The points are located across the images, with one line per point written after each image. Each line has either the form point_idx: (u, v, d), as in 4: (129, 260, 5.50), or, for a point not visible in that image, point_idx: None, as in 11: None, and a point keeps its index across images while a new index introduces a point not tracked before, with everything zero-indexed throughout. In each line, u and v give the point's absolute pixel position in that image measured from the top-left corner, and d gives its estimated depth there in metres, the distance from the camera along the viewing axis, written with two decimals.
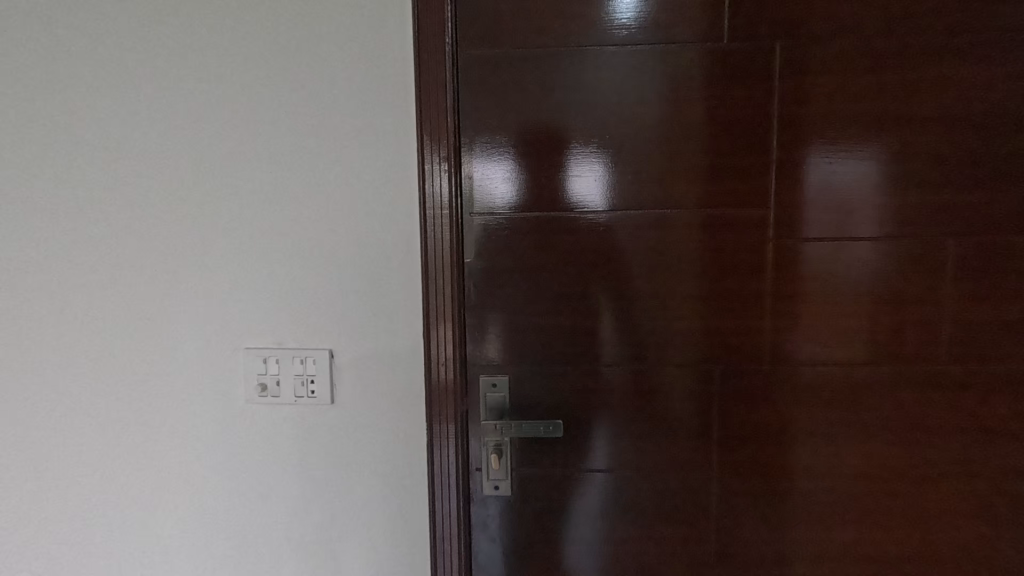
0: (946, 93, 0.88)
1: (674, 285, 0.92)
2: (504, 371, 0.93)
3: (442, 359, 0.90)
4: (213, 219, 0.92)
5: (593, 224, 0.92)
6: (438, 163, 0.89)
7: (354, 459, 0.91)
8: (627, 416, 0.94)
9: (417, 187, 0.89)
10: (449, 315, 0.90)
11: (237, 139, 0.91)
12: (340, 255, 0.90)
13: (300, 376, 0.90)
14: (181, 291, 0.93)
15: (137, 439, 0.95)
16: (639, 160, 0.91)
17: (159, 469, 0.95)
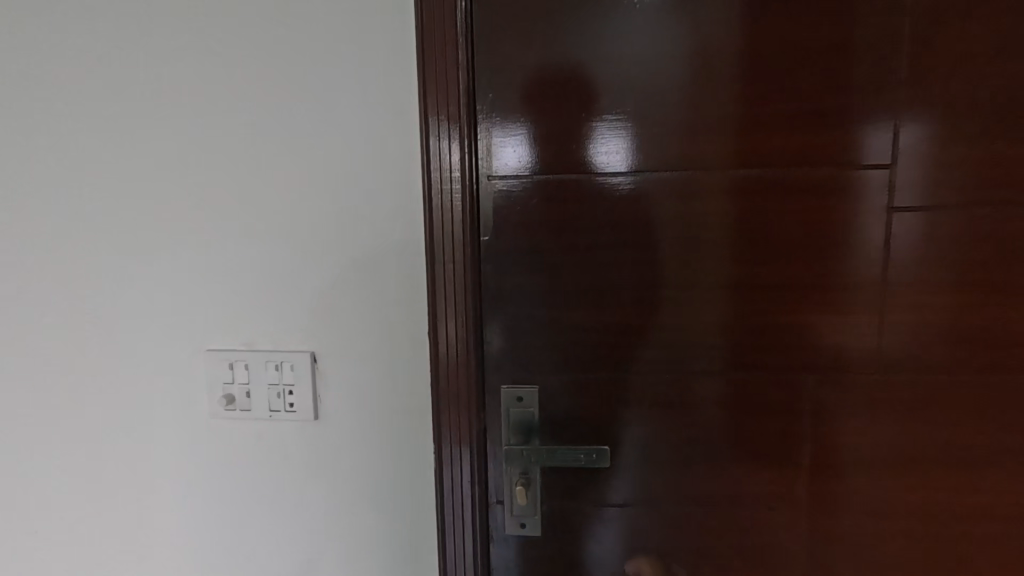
0: None
1: (751, 275, 0.71)
2: (531, 383, 0.74)
3: (454, 371, 0.71)
4: (162, 191, 0.71)
5: (646, 193, 0.71)
6: (447, 110, 0.68)
7: (347, 491, 0.74)
8: (685, 437, 0.74)
9: (420, 141, 0.69)
10: (462, 315, 0.70)
11: (188, 88, 0.70)
12: (323, 236, 0.70)
13: (276, 386, 0.71)
14: (124, 284, 0.73)
15: (78, 472, 0.76)
16: (707, 114, 0.70)
17: (106, 496, 0.77)
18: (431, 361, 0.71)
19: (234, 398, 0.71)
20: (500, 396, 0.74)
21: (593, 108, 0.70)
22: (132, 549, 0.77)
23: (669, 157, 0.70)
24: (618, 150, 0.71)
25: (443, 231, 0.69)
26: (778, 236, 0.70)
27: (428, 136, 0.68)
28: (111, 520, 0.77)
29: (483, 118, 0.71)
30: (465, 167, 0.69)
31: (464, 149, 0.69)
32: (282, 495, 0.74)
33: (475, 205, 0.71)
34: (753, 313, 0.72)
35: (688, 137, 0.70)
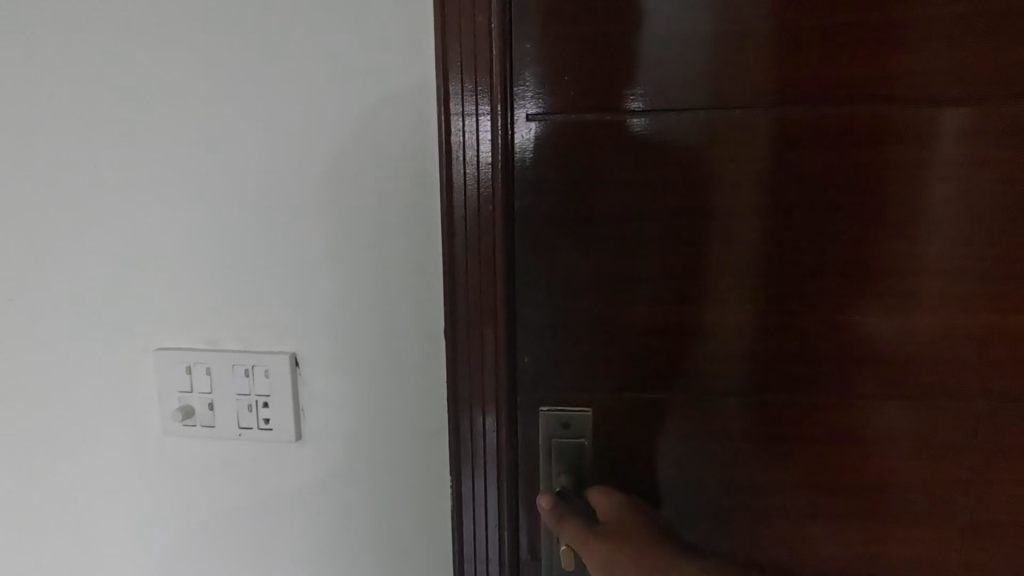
0: None
1: (876, 271, 0.54)
2: (579, 406, 0.57)
3: (481, 392, 0.54)
4: (97, 144, 0.54)
5: (738, 154, 0.53)
6: (472, 26, 0.50)
7: (335, 536, 0.57)
8: (769, 475, 0.58)
9: (434, 67, 0.50)
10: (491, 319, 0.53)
11: (127, 8, 0.52)
12: (306, 205, 0.53)
13: (245, 396, 0.55)
14: (53, 266, 0.56)
15: (4, 502, 0.61)
16: (824, 38, 0.51)
17: (36, 530, 0.61)
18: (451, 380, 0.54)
19: (193, 411, 0.55)
20: (539, 424, 0.58)
21: (672, 40, 0.52)
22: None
23: (774, 111, 0.52)
24: (701, 92, 0.52)
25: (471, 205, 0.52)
26: (916, 223, 0.53)
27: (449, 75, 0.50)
28: (46, 564, 0.61)
29: (524, 50, 0.52)
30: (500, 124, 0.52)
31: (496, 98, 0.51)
32: (253, 538, 0.58)
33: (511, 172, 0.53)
34: (876, 320, 0.55)
35: (802, 74, 0.52)
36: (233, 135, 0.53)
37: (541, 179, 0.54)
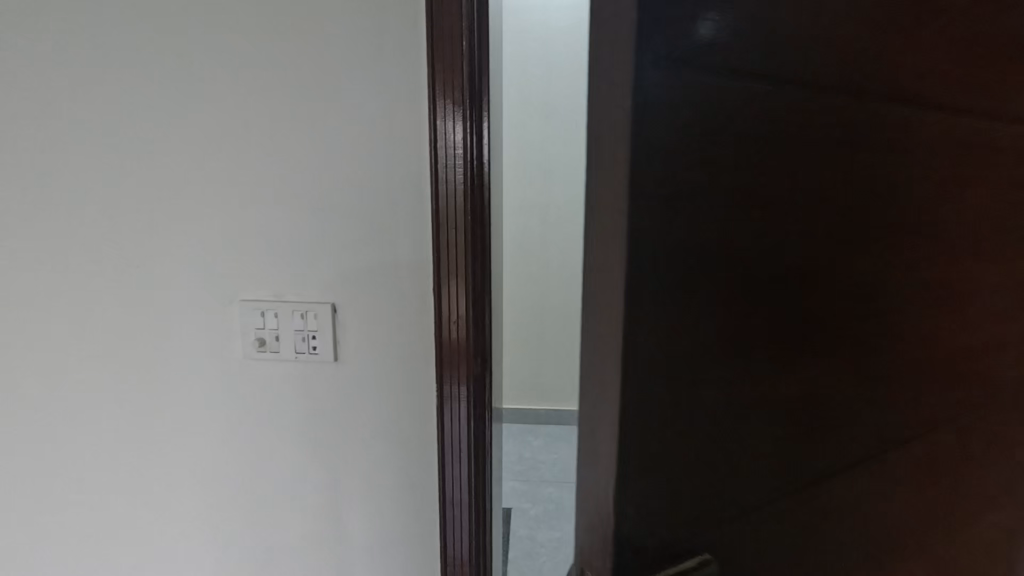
0: None
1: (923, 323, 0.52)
2: (689, 554, 0.45)
3: (456, 338, 0.80)
4: (200, 160, 0.81)
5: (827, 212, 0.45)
6: (448, 71, 0.74)
7: (360, 426, 0.85)
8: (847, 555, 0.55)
9: (427, 103, 0.75)
10: (464, 310, 0.79)
11: (223, 70, 0.78)
12: (342, 204, 0.79)
13: (301, 331, 0.82)
14: (168, 242, 0.83)
15: (131, 408, 0.88)
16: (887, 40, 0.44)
17: (156, 429, 0.89)
18: (435, 330, 0.80)
19: (265, 340, 0.83)
20: None
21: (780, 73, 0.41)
22: (179, 472, 0.90)
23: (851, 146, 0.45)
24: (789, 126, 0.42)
25: (450, 223, 0.77)
26: (948, 246, 0.52)
27: (437, 117, 0.75)
28: (158, 447, 0.89)
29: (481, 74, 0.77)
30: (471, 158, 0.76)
31: (468, 136, 0.76)
32: (303, 427, 0.86)
33: (478, 213, 0.78)
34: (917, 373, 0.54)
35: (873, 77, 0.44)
36: (295, 159, 0.79)
37: (658, 287, 0.39)
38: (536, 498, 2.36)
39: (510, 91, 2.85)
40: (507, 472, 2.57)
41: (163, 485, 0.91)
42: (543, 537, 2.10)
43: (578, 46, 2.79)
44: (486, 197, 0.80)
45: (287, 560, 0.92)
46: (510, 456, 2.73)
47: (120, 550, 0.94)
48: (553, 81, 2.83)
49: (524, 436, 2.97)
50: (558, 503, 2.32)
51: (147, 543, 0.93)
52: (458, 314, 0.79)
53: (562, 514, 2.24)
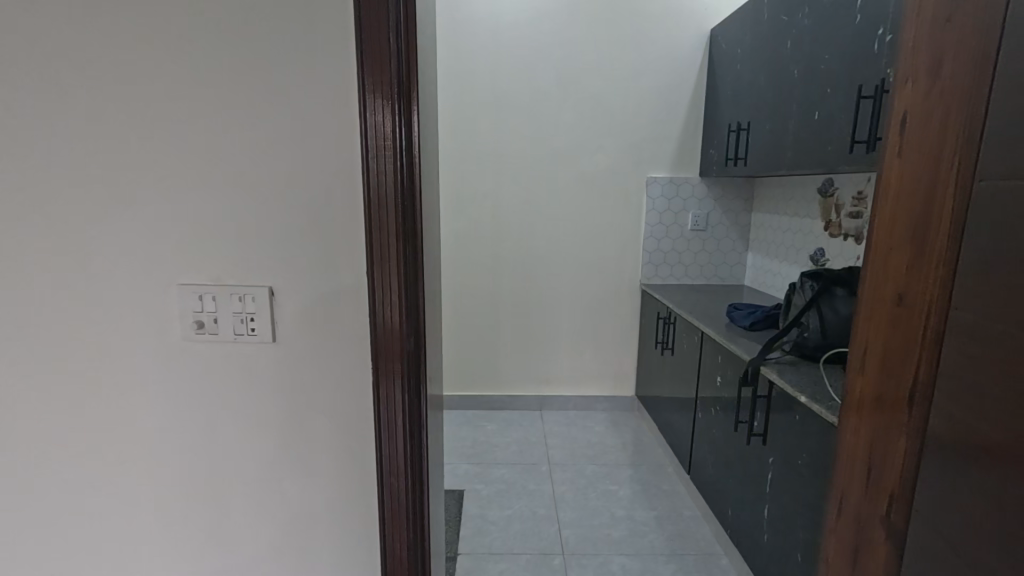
0: (946, 55, 0.91)
1: None
2: None
3: (388, 321, 0.85)
4: (138, 147, 0.82)
5: None
6: (375, 71, 0.78)
7: (299, 403, 0.90)
8: None
9: (358, 101, 0.80)
10: (397, 294, 0.84)
11: (159, 59, 0.80)
12: (280, 194, 0.83)
13: (239, 314, 0.86)
14: (108, 228, 0.85)
15: (70, 390, 0.90)
16: None
17: (97, 410, 0.91)
18: (370, 312, 0.85)
19: (203, 323, 0.86)
20: None
21: None
22: (123, 453, 0.92)
23: None
24: None
25: (382, 211, 0.81)
26: None
27: (368, 111, 0.79)
28: (101, 429, 0.92)
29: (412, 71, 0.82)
30: (399, 149, 0.81)
31: (397, 132, 0.80)
32: (246, 405, 0.90)
33: (407, 202, 0.83)
34: None
35: None
36: (227, 150, 0.82)
37: None
38: (488, 479, 2.45)
39: (462, 82, 2.89)
40: (459, 456, 2.65)
41: (106, 465, 0.93)
42: (494, 514, 2.19)
43: (529, 40, 2.86)
44: (415, 187, 0.85)
45: (232, 534, 0.96)
46: (464, 440, 2.81)
47: (62, 530, 0.96)
48: (504, 73, 2.88)
49: (478, 421, 3.05)
50: (508, 483, 2.41)
51: (90, 523, 0.95)
52: (389, 298, 0.84)
53: (512, 492, 2.34)
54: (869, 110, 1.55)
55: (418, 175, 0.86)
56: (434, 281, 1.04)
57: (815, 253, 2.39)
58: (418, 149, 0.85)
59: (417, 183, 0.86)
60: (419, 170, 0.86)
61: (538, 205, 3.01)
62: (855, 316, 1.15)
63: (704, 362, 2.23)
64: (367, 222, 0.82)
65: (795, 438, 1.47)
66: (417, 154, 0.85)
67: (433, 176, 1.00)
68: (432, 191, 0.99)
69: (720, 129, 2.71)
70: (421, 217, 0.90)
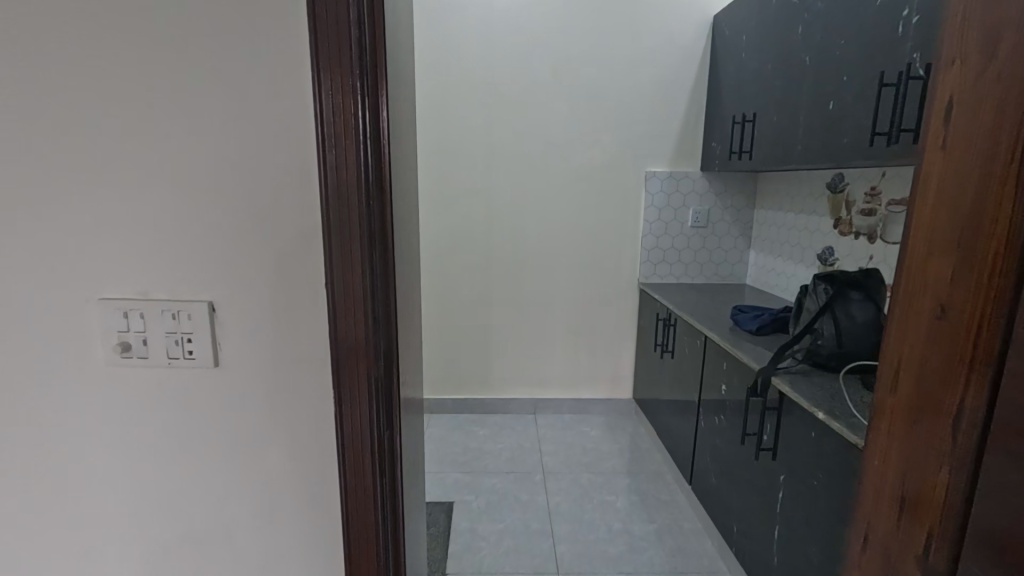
0: (1003, 30, 0.78)
1: None
2: None
3: (352, 340, 0.71)
4: (43, 133, 0.67)
5: None
6: (331, 43, 0.64)
7: (248, 436, 0.76)
8: None
9: (312, 77, 0.65)
10: (362, 308, 0.70)
11: (67, 23, 0.65)
12: (221, 191, 0.69)
13: (173, 334, 0.71)
14: (11, 231, 0.69)
15: None
16: None
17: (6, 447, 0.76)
18: (331, 329, 0.72)
19: (130, 345, 0.72)
20: None
21: None
22: (40, 498, 0.78)
23: None
24: None
25: (343, 209, 0.68)
26: None
27: (323, 89, 0.65)
28: (11, 470, 0.77)
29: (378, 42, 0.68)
30: (363, 136, 0.67)
31: (360, 115, 0.66)
32: (187, 441, 0.76)
33: (374, 199, 0.69)
34: None
35: None
36: (154, 136, 0.67)
37: None
38: (479, 489, 2.33)
39: (451, 71, 2.74)
40: (449, 464, 2.52)
41: (20, 512, 0.78)
42: (485, 530, 2.06)
43: (521, 27, 2.70)
44: (384, 180, 0.71)
45: None
46: (455, 446, 2.68)
47: None
48: (496, 61, 2.73)
49: (469, 426, 2.92)
50: (500, 494, 2.29)
51: None
52: (353, 313, 0.71)
53: (505, 504, 2.22)
54: (891, 99, 1.42)
55: (388, 167, 0.72)
56: (409, 288, 0.90)
57: (823, 252, 2.27)
58: (387, 136, 0.71)
59: (387, 177, 0.72)
60: (389, 161, 0.72)
61: (532, 200, 2.87)
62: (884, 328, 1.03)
63: (706, 368, 2.11)
64: (325, 224, 0.69)
65: (811, 456, 1.35)
66: (386, 141, 0.71)
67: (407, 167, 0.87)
68: (406, 184, 0.85)
69: (723, 121, 2.58)
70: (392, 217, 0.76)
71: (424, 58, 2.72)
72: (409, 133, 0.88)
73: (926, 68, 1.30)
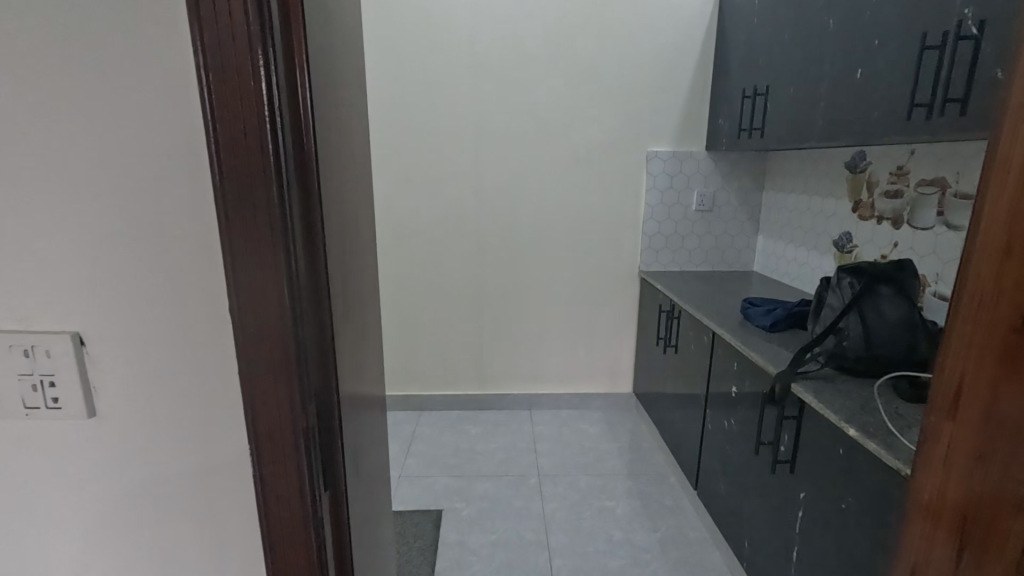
0: None
1: None
2: None
3: (269, 377, 0.53)
4: None
5: None
6: None
7: (144, 503, 0.59)
8: None
9: (188, 12, 0.46)
10: (279, 336, 0.52)
11: None
12: (77, 186, 0.50)
13: (29, 377, 0.54)
14: None
15: None
16: None
17: None
18: (239, 365, 0.53)
19: None
20: None
21: None
22: None
23: None
24: None
25: (245, 196, 0.49)
26: None
27: (205, 24, 0.45)
28: None
29: None
30: (267, 91, 0.47)
31: (262, 67, 0.46)
32: (68, 508, 0.59)
33: (289, 179, 0.50)
34: None
35: None
36: None
37: None
38: (471, 495, 2.18)
39: (437, 45, 2.51)
40: (439, 468, 2.38)
41: None
42: (476, 542, 1.92)
43: None
44: (304, 155, 0.52)
45: None
46: (445, 448, 2.53)
47: None
48: (484, 31, 2.51)
49: (461, 424, 2.77)
50: (493, 501, 2.15)
51: None
52: (268, 335, 0.52)
53: (497, 512, 2.08)
54: (934, 65, 1.23)
55: (311, 136, 0.53)
56: (356, 292, 0.72)
57: (840, 237, 2.09)
58: (306, 92, 0.51)
59: (310, 149, 0.53)
60: (312, 127, 0.53)
61: (525, 184, 2.68)
62: (944, 331, 0.84)
63: (714, 365, 1.95)
64: (221, 216, 0.49)
65: (841, 475, 1.19)
66: (305, 100, 0.51)
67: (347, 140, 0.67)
68: (346, 161, 0.66)
69: (731, 96, 2.37)
70: (322, 202, 0.57)
71: (405, 28, 2.49)
72: (349, 100, 0.69)
73: (980, 25, 1.10)
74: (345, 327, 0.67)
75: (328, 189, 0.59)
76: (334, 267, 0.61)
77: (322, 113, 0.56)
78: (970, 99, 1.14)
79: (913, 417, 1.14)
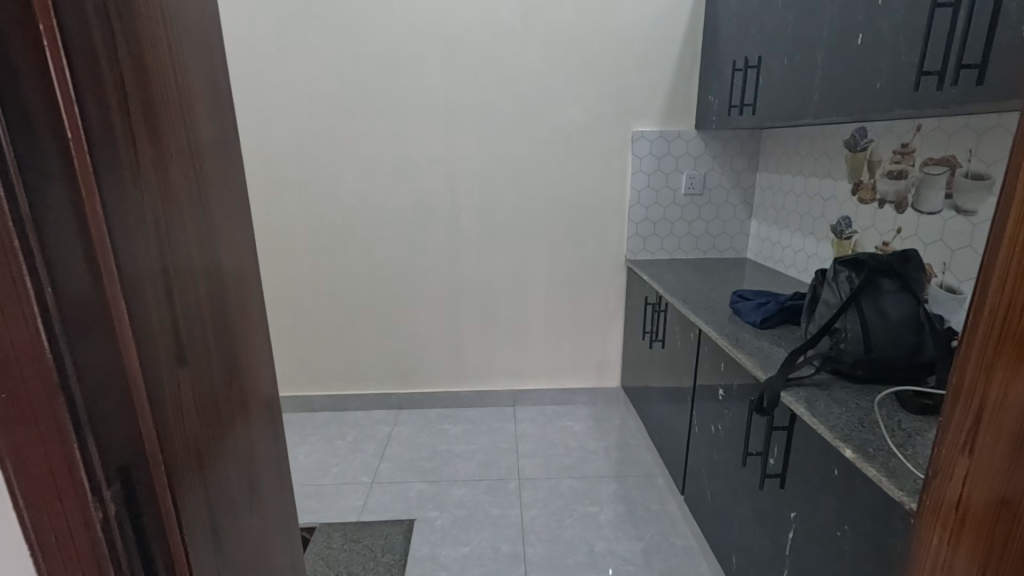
0: None
1: None
2: None
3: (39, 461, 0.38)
4: None
5: None
6: None
7: None
8: None
9: None
10: (43, 406, 0.37)
11: None
12: None
13: None
14: None
15: None
16: None
17: None
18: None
19: None
20: None
21: None
22: None
23: None
24: None
25: None
26: None
27: None
28: None
29: None
30: None
31: None
32: None
33: (30, 171, 0.35)
34: None
35: None
36: None
37: None
38: (445, 503, 2.06)
39: (405, 19, 2.31)
40: (413, 473, 2.25)
41: None
42: (448, 556, 1.80)
43: None
44: (65, 137, 0.36)
45: None
46: (422, 450, 2.41)
47: None
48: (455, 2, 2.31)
49: (440, 424, 2.65)
50: (469, 509, 2.02)
51: None
52: (24, 390, 0.37)
53: (471, 522, 1.95)
54: (946, 26, 1.06)
55: (75, 108, 0.37)
56: (208, 316, 0.56)
57: (838, 222, 1.93)
58: (59, 45, 0.36)
59: (76, 128, 0.37)
60: (78, 96, 0.37)
61: (502, 169, 2.51)
62: (961, 338, 0.63)
63: (702, 363, 1.81)
64: None
65: (837, 498, 1.05)
66: (58, 57, 0.35)
67: (175, 120, 0.51)
68: (171, 147, 0.50)
69: (721, 70, 2.19)
70: (117, 203, 0.41)
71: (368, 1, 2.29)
72: (183, 70, 0.53)
73: None
74: (188, 363, 0.51)
75: (131, 184, 0.43)
76: (154, 289, 0.45)
77: (110, 79, 0.41)
78: (988, 65, 0.97)
79: (919, 434, 1.00)
